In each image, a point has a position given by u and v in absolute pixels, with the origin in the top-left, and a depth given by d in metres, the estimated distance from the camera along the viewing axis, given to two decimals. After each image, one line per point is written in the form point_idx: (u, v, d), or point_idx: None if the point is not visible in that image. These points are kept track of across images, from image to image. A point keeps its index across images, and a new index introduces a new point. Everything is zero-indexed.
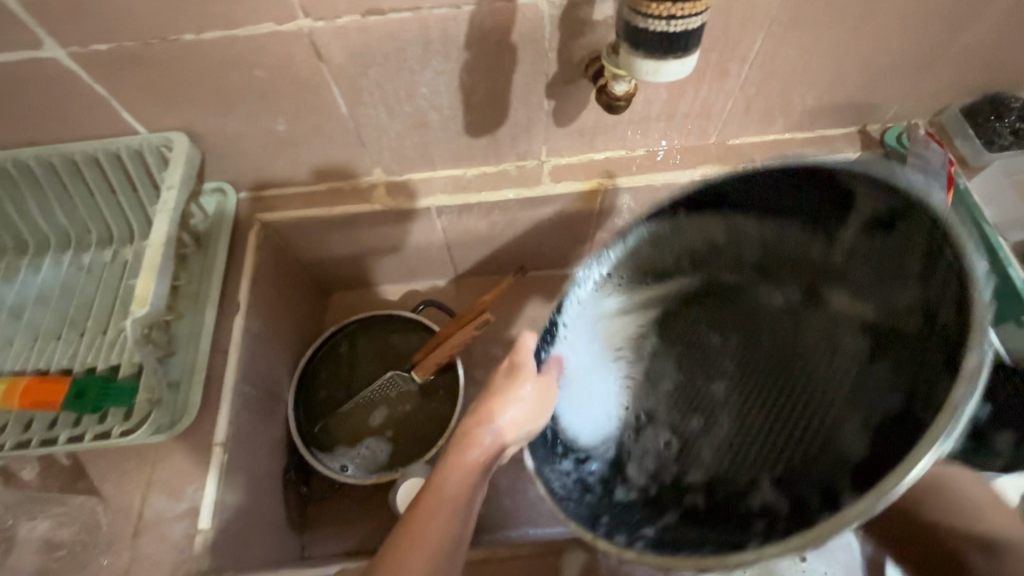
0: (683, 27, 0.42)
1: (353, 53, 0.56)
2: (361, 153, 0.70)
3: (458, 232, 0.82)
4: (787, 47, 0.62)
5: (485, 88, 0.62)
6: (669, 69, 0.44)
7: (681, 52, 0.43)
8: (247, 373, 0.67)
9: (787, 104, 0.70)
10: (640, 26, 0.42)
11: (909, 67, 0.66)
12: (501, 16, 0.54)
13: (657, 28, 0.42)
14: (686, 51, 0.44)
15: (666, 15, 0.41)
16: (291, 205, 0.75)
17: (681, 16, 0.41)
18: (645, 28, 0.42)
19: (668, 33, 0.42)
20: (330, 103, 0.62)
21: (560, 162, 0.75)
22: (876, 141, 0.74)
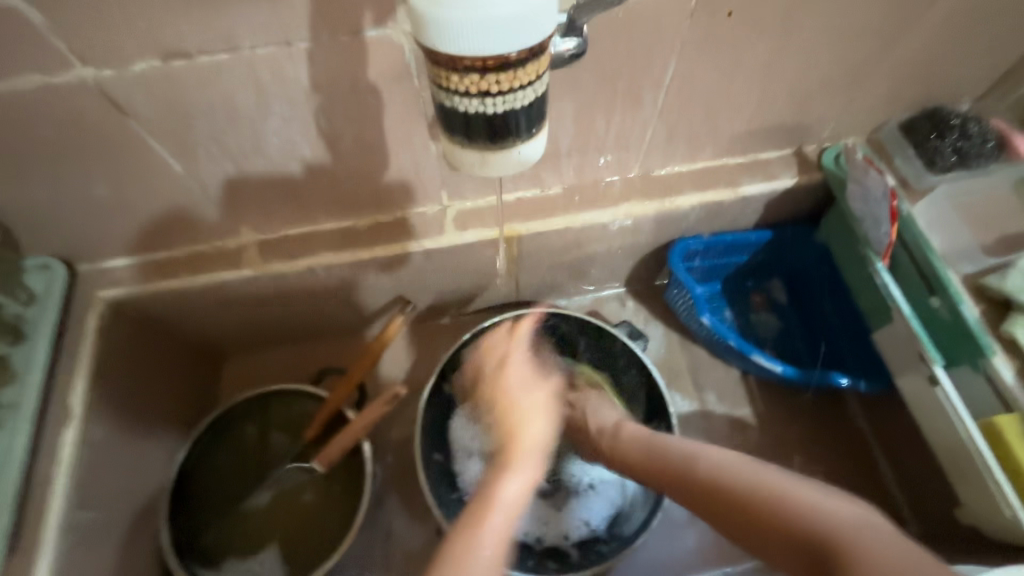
0: (500, 106, 0.33)
1: (166, 102, 0.44)
2: (216, 212, 0.58)
3: (357, 290, 0.70)
4: (706, 73, 0.53)
5: (354, 135, 0.51)
6: (497, 159, 0.36)
7: (507, 138, 0.35)
8: (87, 498, 0.55)
9: (715, 130, 0.61)
10: (448, 103, 0.34)
11: (841, 85, 0.59)
12: (350, 56, 0.43)
13: (472, 104, 0.33)
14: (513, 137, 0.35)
15: (476, 93, 0.33)
16: (142, 277, 0.62)
17: (495, 95, 0.33)
18: (453, 106, 0.34)
19: (486, 108, 0.33)
20: (158, 163, 0.50)
21: (465, 205, 0.65)
22: (814, 162, 0.67)
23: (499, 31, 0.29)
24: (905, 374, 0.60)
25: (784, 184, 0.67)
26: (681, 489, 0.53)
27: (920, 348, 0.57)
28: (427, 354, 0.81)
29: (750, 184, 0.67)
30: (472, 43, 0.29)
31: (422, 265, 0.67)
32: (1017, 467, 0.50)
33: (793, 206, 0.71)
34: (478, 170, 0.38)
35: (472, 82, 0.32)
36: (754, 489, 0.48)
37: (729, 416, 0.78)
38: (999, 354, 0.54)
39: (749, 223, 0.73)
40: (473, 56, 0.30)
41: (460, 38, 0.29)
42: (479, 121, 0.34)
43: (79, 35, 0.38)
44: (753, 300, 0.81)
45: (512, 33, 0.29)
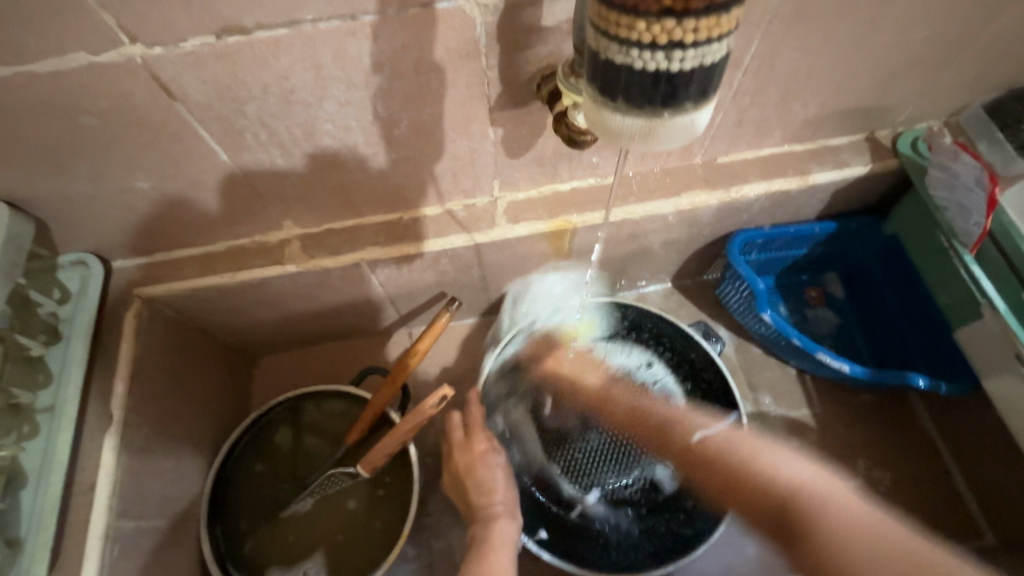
0: (689, 62, 0.29)
1: (218, 84, 0.41)
2: (260, 204, 0.55)
3: (400, 286, 0.67)
4: (789, 50, 0.49)
5: (411, 120, 0.47)
6: (669, 127, 0.32)
7: (680, 105, 0.31)
8: (129, 506, 0.52)
9: (788, 113, 0.57)
10: (621, 60, 0.30)
11: (928, 64, 0.55)
12: (418, 31, 0.39)
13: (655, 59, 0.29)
14: (686, 104, 0.32)
15: (665, 45, 0.29)
16: (180, 274, 0.59)
17: (687, 46, 0.29)
18: (628, 63, 0.30)
19: (670, 64, 0.29)
20: (204, 151, 0.47)
21: (517, 196, 0.61)
22: (888, 149, 0.63)
23: None
24: (994, 374, 0.56)
25: (856, 172, 0.63)
26: (757, 508, 0.52)
27: (1017, 347, 0.53)
28: (468, 353, 0.78)
29: (820, 172, 0.62)
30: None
31: (470, 260, 0.64)
32: None
33: (862, 196, 0.67)
34: (641, 141, 0.33)
35: (666, 30, 0.28)
36: (833, 516, 0.47)
37: (787, 418, 0.74)
38: None
39: (812, 214, 0.69)
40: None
41: None
42: (655, 79, 0.30)
43: (130, 8, 0.35)
44: (809, 295, 0.78)
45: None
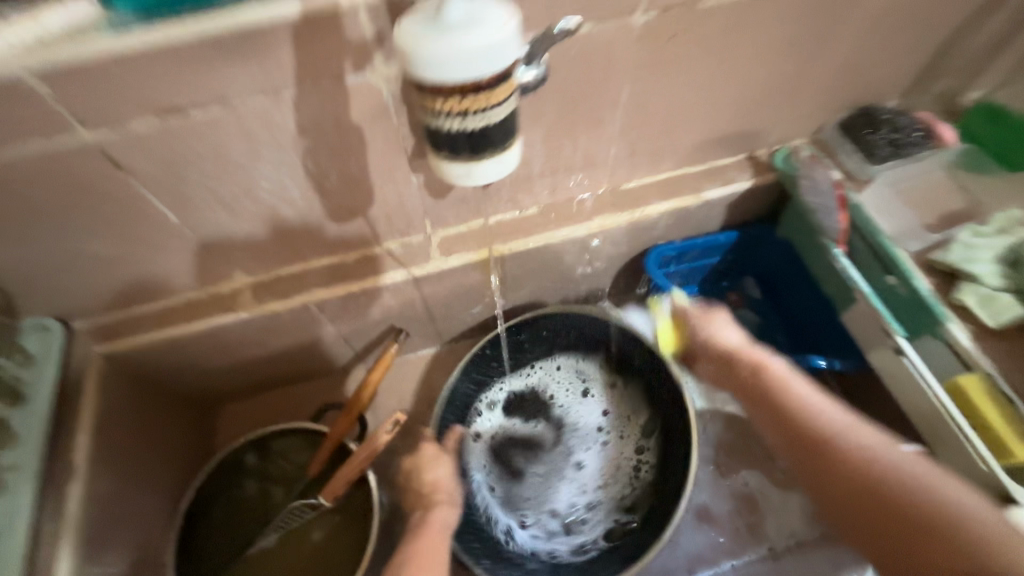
0: (479, 122, 0.36)
1: (166, 157, 0.47)
2: (210, 258, 0.61)
3: (350, 323, 0.72)
4: (659, 92, 0.58)
5: (339, 172, 0.54)
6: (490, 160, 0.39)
7: (488, 152, 0.38)
8: (94, 554, 0.54)
9: (673, 142, 0.67)
10: (431, 123, 0.37)
11: (781, 94, 0.65)
12: (332, 101, 0.47)
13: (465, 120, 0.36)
14: (493, 150, 0.38)
15: (456, 112, 0.35)
16: (138, 329, 0.63)
17: (473, 113, 0.36)
18: (436, 125, 0.37)
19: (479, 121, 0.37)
20: (156, 214, 0.53)
21: (448, 232, 0.68)
22: (766, 164, 0.73)
23: (483, 58, 0.32)
24: (874, 349, 0.64)
25: (742, 186, 0.72)
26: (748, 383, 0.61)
27: (883, 324, 0.62)
28: (423, 381, 0.83)
29: (711, 189, 0.72)
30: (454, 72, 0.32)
31: (412, 294, 0.70)
32: (983, 422, 0.54)
33: (753, 207, 0.76)
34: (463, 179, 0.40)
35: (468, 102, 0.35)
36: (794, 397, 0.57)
37: (720, 411, 0.80)
38: (954, 321, 0.58)
39: (715, 226, 0.78)
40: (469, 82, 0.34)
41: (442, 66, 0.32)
42: (460, 137, 0.37)
43: (84, 102, 0.41)
44: (729, 298, 0.86)
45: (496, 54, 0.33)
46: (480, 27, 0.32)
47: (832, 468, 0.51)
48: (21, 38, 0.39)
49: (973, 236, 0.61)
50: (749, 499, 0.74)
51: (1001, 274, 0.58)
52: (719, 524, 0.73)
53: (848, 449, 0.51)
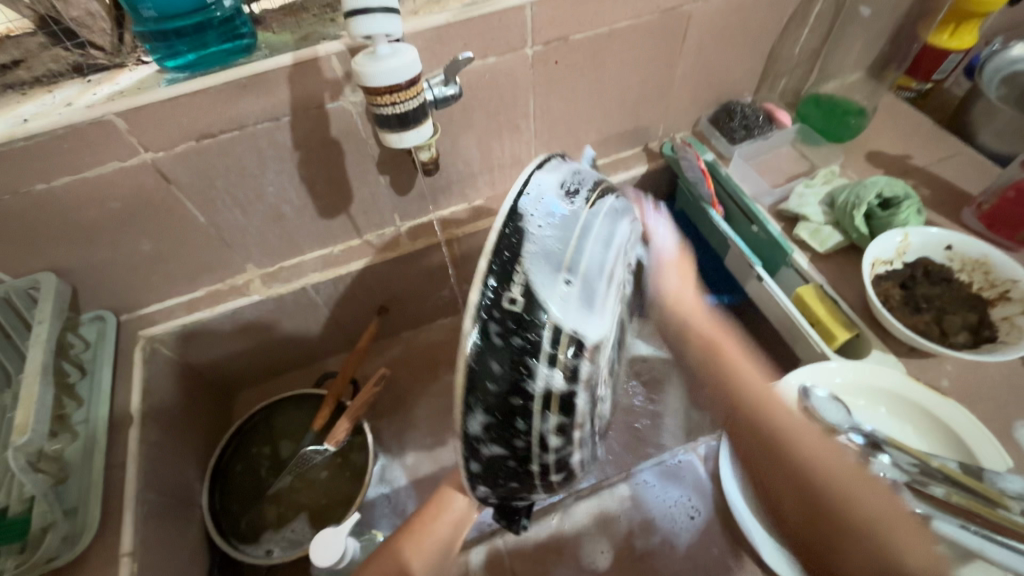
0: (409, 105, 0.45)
1: (200, 170, 0.66)
2: (229, 252, 0.78)
3: (340, 304, 0.90)
4: (558, 103, 0.79)
5: (325, 177, 0.73)
6: (410, 137, 0.47)
7: (415, 126, 0.46)
8: (150, 483, 0.69)
9: (580, 140, 0.87)
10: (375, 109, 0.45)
11: (657, 98, 0.86)
12: (318, 123, 0.66)
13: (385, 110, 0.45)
14: (419, 123, 0.46)
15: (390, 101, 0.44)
16: (172, 315, 0.80)
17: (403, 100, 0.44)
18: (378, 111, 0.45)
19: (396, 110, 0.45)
20: (190, 217, 0.71)
21: (413, 224, 0.87)
22: (657, 153, 0.94)
23: (406, 68, 0.42)
24: (747, 280, 0.82)
25: (640, 171, 0.93)
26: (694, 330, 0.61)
27: (748, 260, 0.81)
28: (405, 355, 1.00)
29: (617, 176, 0.92)
30: (391, 79, 0.42)
31: (389, 275, 0.88)
32: (817, 318, 0.72)
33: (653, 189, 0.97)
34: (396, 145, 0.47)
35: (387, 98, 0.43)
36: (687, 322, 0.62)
37: None
38: (797, 252, 0.78)
39: None
40: (388, 86, 0.42)
41: (382, 74, 0.41)
42: (395, 119, 0.45)
43: (147, 133, 0.60)
44: None
45: (408, 69, 0.42)
46: (398, 55, 0.41)
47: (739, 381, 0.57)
48: (106, 92, 0.58)
49: (805, 187, 0.81)
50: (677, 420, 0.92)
51: (824, 213, 0.79)
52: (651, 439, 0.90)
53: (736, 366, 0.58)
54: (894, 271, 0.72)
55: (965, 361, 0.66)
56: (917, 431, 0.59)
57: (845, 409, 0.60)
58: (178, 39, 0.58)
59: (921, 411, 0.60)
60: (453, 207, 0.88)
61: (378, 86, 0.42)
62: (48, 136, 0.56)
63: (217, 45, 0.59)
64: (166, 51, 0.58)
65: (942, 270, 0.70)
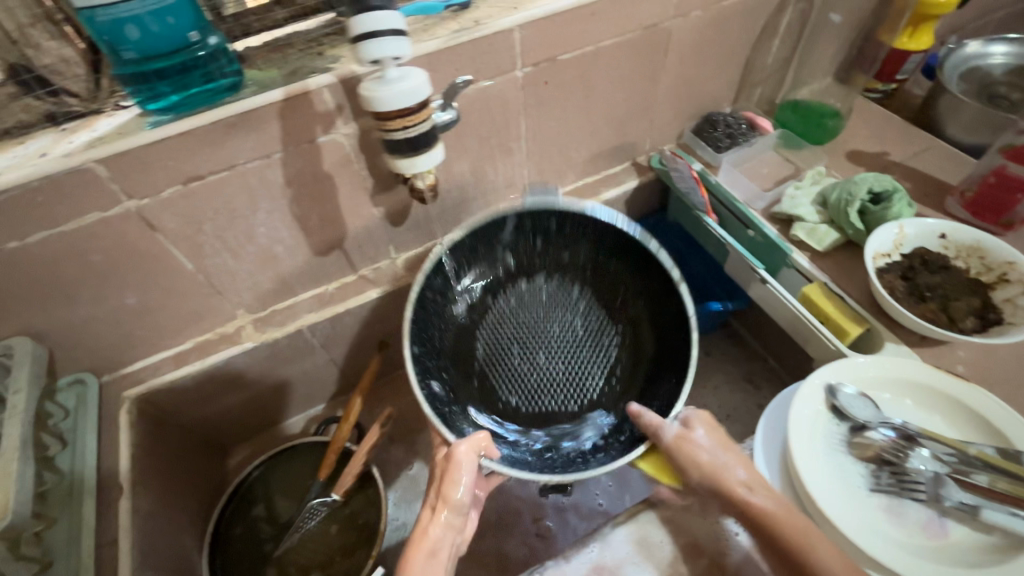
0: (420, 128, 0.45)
1: (188, 214, 0.62)
2: (217, 300, 0.74)
3: (337, 344, 0.86)
4: (549, 123, 0.79)
5: (317, 213, 0.71)
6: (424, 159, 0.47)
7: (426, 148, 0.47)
8: (145, 559, 0.63)
9: (571, 159, 0.87)
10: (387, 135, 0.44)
11: (643, 112, 0.87)
12: (310, 158, 0.64)
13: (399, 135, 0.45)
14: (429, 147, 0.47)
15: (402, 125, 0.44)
16: (159, 371, 0.75)
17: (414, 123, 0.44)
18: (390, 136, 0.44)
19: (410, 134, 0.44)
20: (176, 264, 0.67)
21: (409, 255, 0.85)
22: (646, 166, 0.94)
23: (417, 91, 0.42)
24: (750, 284, 0.82)
25: (632, 186, 0.93)
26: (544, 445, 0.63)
27: (749, 263, 0.81)
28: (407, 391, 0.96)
29: (609, 191, 0.93)
30: (403, 102, 0.41)
31: (387, 309, 0.85)
32: (827, 315, 0.72)
33: (645, 202, 0.98)
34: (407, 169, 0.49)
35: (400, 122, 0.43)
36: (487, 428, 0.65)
37: None
38: (796, 251, 0.79)
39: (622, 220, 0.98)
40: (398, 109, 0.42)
41: (395, 98, 0.41)
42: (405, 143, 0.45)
43: (131, 181, 0.57)
44: None
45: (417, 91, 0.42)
46: (408, 79, 0.41)
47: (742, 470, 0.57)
48: (84, 140, 0.55)
49: (796, 188, 0.82)
50: None
51: (817, 212, 0.80)
52: None
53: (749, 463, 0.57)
54: (893, 263, 0.73)
55: (975, 346, 0.67)
56: (946, 419, 0.59)
57: (874, 404, 0.59)
58: (162, 79, 0.55)
59: (945, 396, 0.59)
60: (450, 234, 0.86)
61: (389, 111, 0.42)
62: (22, 188, 0.52)
63: (204, 83, 0.57)
64: (149, 94, 0.56)
65: (939, 258, 0.72)
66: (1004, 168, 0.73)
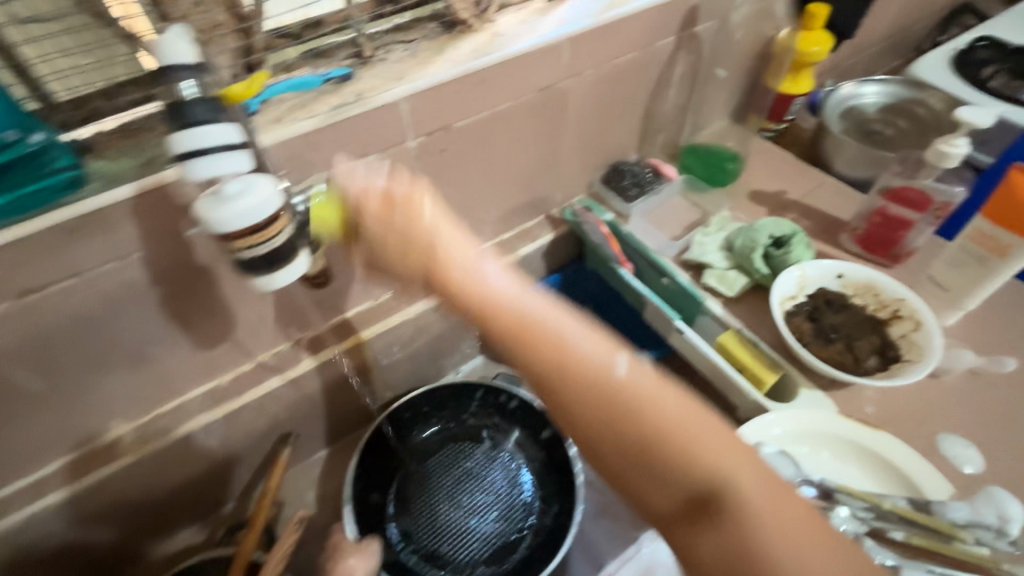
0: (274, 243, 0.40)
1: (33, 330, 0.54)
2: (83, 415, 0.64)
3: (238, 441, 0.77)
4: (451, 187, 0.76)
5: (197, 308, 0.63)
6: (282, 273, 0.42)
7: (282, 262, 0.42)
8: None
9: (481, 219, 0.84)
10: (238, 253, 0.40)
11: (549, 167, 0.86)
12: (179, 253, 0.57)
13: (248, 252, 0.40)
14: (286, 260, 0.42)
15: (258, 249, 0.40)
16: (14, 507, 0.64)
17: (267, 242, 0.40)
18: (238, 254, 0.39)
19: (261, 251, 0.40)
20: (23, 385, 0.57)
21: (312, 335, 0.78)
22: (559, 219, 0.93)
23: (260, 203, 0.38)
24: (670, 334, 0.82)
25: (547, 240, 0.92)
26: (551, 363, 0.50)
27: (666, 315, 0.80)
28: (329, 478, 0.88)
29: (525, 247, 0.91)
30: (245, 217, 0.37)
31: (293, 395, 0.78)
32: (743, 365, 0.72)
33: (563, 253, 0.96)
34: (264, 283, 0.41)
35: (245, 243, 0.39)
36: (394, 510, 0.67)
37: None
38: (709, 298, 0.79)
39: (542, 273, 0.97)
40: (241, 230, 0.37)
41: (236, 219, 0.37)
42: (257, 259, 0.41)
43: None
44: None
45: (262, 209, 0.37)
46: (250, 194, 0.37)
47: (610, 391, 0.48)
48: None
49: (703, 236, 0.84)
50: None
51: (726, 258, 0.81)
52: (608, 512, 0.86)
53: (623, 391, 0.48)
54: (800, 305, 0.74)
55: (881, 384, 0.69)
56: (859, 469, 0.61)
57: (794, 462, 0.59)
58: None
59: (850, 445, 0.62)
60: (361, 305, 0.80)
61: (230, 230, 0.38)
62: None
63: (33, 179, 0.48)
64: None
65: (840, 297, 0.74)
66: (884, 209, 0.79)
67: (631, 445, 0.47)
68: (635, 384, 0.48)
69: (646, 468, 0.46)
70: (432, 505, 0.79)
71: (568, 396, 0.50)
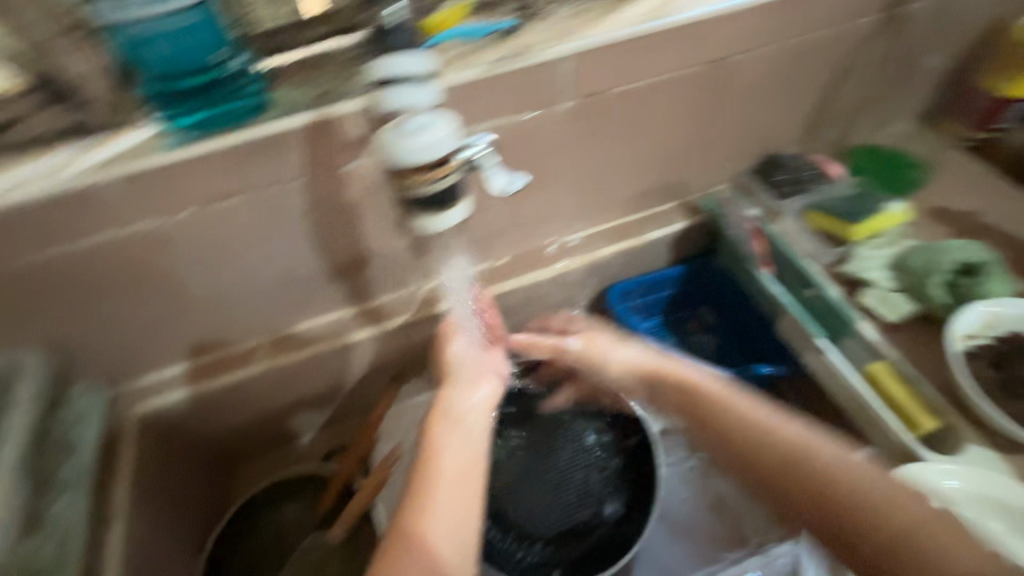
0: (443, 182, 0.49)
1: (209, 237, 0.60)
2: (234, 319, 0.71)
3: (352, 372, 0.82)
4: (593, 157, 0.72)
5: (340, 240, 0.67)
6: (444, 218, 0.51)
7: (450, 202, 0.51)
8: None
9: (615, 195, 0.80)
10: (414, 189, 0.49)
11: (698, 150, 0.79)
12: (336, 186, 0.61)
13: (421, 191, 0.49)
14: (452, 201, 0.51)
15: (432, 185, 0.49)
16: (171, 387, 0.73)
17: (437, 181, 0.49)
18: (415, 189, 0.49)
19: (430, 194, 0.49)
20: (193, 282, 0.64)
21: (432, 284, 0.80)
22: (696, 207, 0.87)
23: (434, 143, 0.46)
24: (806, 351, 0.73)
25: (679, 228, 0.86)
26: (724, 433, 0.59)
27: (806, 329, 0.73)
28: None
29: (654, 232, 0.86)
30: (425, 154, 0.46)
31: (405, 339, 0.81)
32: (894, 399, 0.63)
33: (692, 244, 0.90)
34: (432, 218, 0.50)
35: (417, 180, 0.48)
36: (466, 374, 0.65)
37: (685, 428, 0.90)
38: (863, 320, 0.69)
39: (665, 262, 0.91)
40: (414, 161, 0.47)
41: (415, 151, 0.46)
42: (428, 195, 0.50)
43: (148, 201, 0.54)
44: (689, 325, 0.96)
45: (433, 146, 0.46)
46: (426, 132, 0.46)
47: (766, 446, 0.56)
48: (105, 156, 0.52)
49: (867, 249, 0.74)
50: (722, 503, 0.83)
51: (893, 278, 0.71)
52: (692, 523, 0.82)
53: (793, 447, 0.55)
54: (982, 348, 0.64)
55: None
56: None
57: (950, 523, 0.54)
58: (191, 97, 0.53)
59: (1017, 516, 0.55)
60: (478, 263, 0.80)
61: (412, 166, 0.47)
62: (41, 205, 0.51)
63: (229, 102, 0.54)
64: (176, 113, 0.53)
65: None
66: None
67: (901, 537, 0.49)
68: (795, 444, 0.56)
69: (890, 542, 0.49)
70: (511, 477, 0.78)
71: (790, 482, 0.55)
